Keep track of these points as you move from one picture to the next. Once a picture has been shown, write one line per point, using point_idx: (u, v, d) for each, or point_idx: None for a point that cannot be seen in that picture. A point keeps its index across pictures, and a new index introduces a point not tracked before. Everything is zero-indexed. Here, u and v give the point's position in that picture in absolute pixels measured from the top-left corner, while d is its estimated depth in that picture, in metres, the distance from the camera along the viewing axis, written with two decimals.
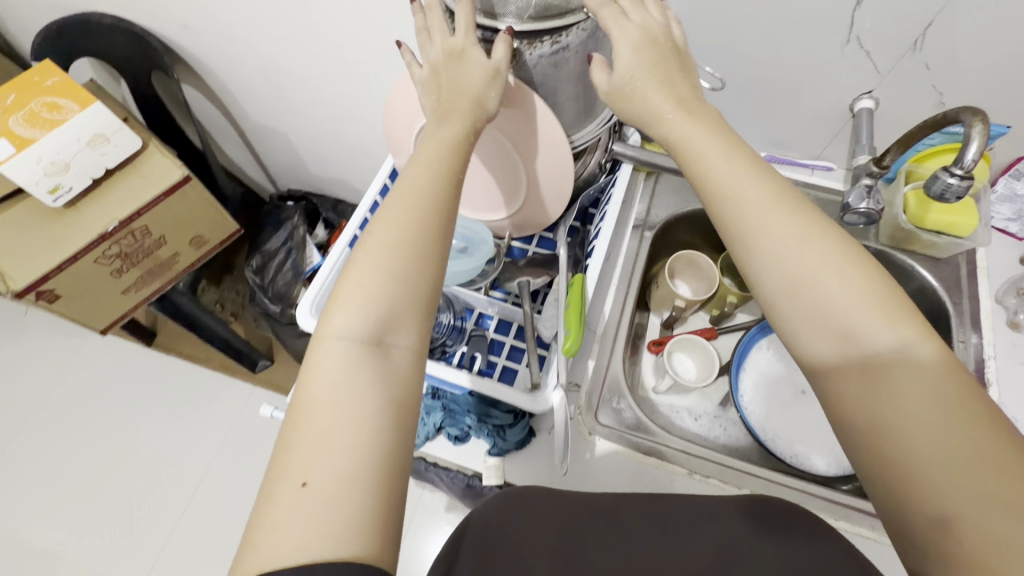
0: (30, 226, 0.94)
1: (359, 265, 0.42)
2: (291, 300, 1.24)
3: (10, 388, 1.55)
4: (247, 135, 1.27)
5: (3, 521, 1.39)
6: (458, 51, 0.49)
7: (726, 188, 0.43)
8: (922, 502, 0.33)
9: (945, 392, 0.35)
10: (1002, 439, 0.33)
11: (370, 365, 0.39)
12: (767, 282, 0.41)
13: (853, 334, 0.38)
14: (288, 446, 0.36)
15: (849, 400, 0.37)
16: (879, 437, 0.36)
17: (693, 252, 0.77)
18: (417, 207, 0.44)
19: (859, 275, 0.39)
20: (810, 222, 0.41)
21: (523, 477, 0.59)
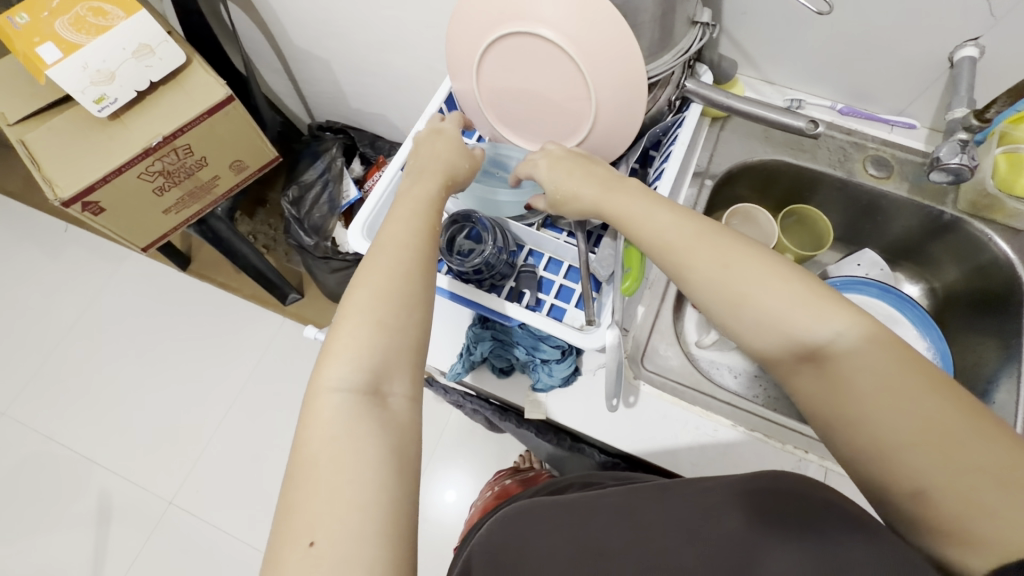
0: (75, 133, 0.94)
1: (343, 327, 0.47)
2: (327, 233, 1.24)
3: (54, 300, 1.61)
4: (289, 62, 1.24)
5: (46, 424, 1.47)
6: (438, 130, 0.63)
7: (656, 239, 0.46)
8: (900, 478, 0.36)
9: (895, 375, 0.37)
10: (949, 401, 0.36)
11: (365, 415, 0.44)
12: (713, 306, 0.44)
13: (800, 339, 0.40)
14: (296, 508, 0.40)
15: (814, 401, 0.40)
16: (852, 428, 0.38)
17: (754, 206, 0.73)
18: (402, 264, 0.49)
19: (790, 286, 0.41)
20: (734, 248, 0.44)
21: (566, 413, 0.60)
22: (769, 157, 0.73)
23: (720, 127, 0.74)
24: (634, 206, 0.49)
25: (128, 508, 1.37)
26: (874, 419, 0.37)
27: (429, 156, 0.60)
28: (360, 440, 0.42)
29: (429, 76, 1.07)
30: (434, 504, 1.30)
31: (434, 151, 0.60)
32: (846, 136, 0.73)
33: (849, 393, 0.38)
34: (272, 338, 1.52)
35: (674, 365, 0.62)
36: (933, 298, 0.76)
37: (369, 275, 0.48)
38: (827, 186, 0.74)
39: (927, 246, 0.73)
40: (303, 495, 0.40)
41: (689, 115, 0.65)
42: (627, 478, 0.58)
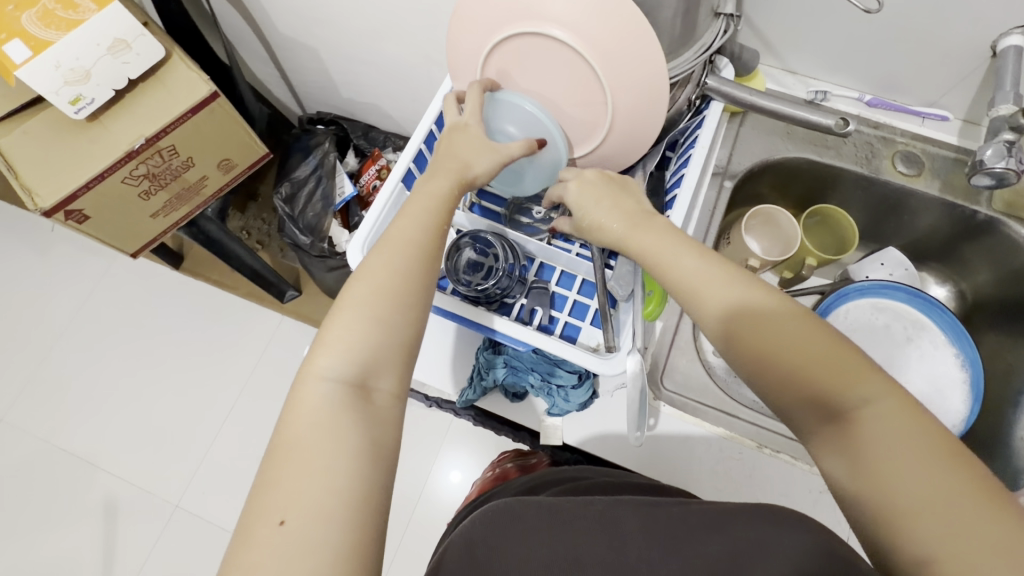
0: (53, 138, 0.89)
1: (344, 308, 0.44)
2: (323, 232, 1.19)
3: (45, 301, 1.57)
4: (275, 50, 1.17)
5: (45, 427, 1.44)
6: (462, 125, 0.54)
7: (678, 266, 0.45)
8: (907, 546, 0.32)
9: (917, 441, 0.34)
10: (978, 483, 0.32)
11: (351, 405, 0.41)
12: (732, 347, 0.42)
13: (824, 396, 0.38)
14: (269, 486, 0.37)
15: (829, 461, 0.37)
16: (864, 490, 0.34)
17: (774, 208, 0.69)
18: (403, 256, 0.46)
19: (818, 339, 0.39)
20: (761, 293, 0.42)
21: (584, 437, 0.57)
22: (793, 154, 0.69)
23: (738, 123, 0.70)
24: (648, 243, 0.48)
25: (133, 510, 1.35)
26: (890, 484, 0.33)
27: (457, 156, 0.52)
28: (344, 429, 0.39)
29: (425, 64, 1.01)
30: (442, 504, 1.28)
31: (456, 149, 0.52)
32: (873, 130, 0.69)
33: (867, 452, 0.35)
34: (272, 337, 1.49)
35: (692, 382, 0.59)
36: (961, 300, 0.72)
37: (366, 270, 0.45)
38: (850, 183, 0.70)
39: (958, 248, 0.70)
40: (282, 474, 0.37)
41: (710, 114, 0.60)
42: (616, 475, 0.54)
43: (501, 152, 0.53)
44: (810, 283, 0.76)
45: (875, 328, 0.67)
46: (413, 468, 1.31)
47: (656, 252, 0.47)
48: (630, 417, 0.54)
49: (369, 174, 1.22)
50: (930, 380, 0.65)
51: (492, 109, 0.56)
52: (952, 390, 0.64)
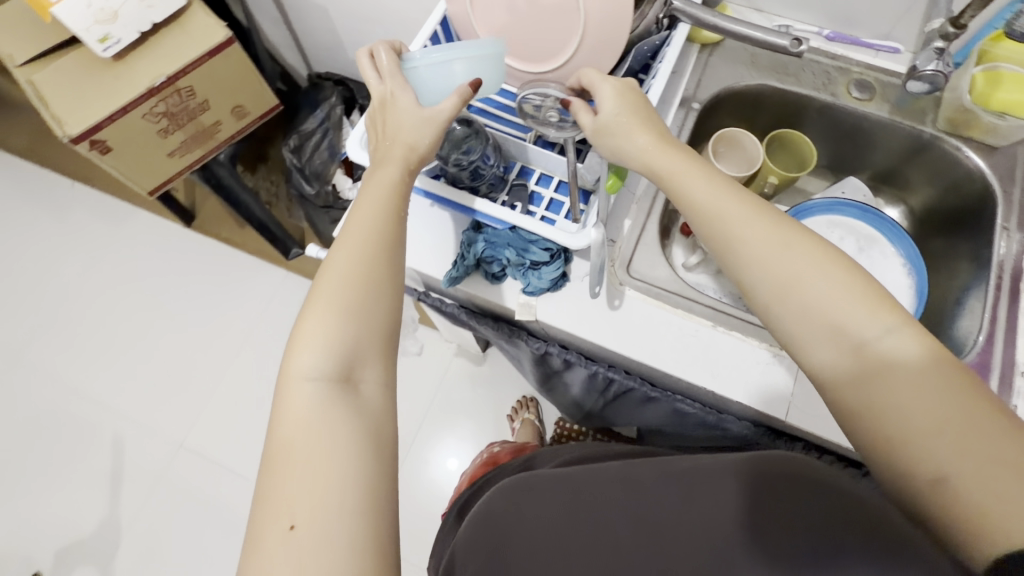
0: (79, 72, 0.97)
1: (313, 310, 0.50)
2: (327, 178, 1.24)
3: (63, 254, 1.64)
4: (287, 10, 1.25)
5: (60, 369, 1.51)
6: (388, 98, 0.58)
7: (709, 209, 0.50)
8: (923, 464, 0.38)
9: (930, 369, 0.40)
10: (989, 406, 0.37)
11: (336, 395, 0.47)
12: (760, 285, 0.47)
13: (845, 329, 0.43)
14: (267, 498, 0.43)
15: (845, 390, 0.43)
16: (877, 415, 0.41)
17: (739, 130, 0.75)
18: (367, 252, 0.52)
19: (840, 274, 0.45)
20: (790, 234, 0.47)
21: (554, 316, 0.63)
22: (756, 82, 0.74)
23: (708, 54, 0.75)
24: (677, 161, 0.53)
25: (141, 449, 1.42)
26: (902, 410, 0.39)
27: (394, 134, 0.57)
28: (335, 422, 0.46)
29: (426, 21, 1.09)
30: (438, 454, 1.35)
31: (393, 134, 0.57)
32: (831, 61, 0.75)
33: (886, 380, 0.41)
34: (277, 293, 1.56)
35: (658, 273, 0.65)
36: (913, 218, 0.78)
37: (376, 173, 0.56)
38: (808, 110, 0.76)
39: (906, 169, 0.76)
40: (279, 481, 0.43)
41: (677, 32, 0.66)
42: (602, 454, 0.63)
43: (437, 118, 0.57)
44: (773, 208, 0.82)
45: (830, 241, 0.73)
46: (409, 414, 1.38)
47: (676, 175, 0.52)
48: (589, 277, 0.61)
49: None
50: (881, 285, 0.71)
51: (422, 78, 0.60)
52: (899, 293, 0.70)
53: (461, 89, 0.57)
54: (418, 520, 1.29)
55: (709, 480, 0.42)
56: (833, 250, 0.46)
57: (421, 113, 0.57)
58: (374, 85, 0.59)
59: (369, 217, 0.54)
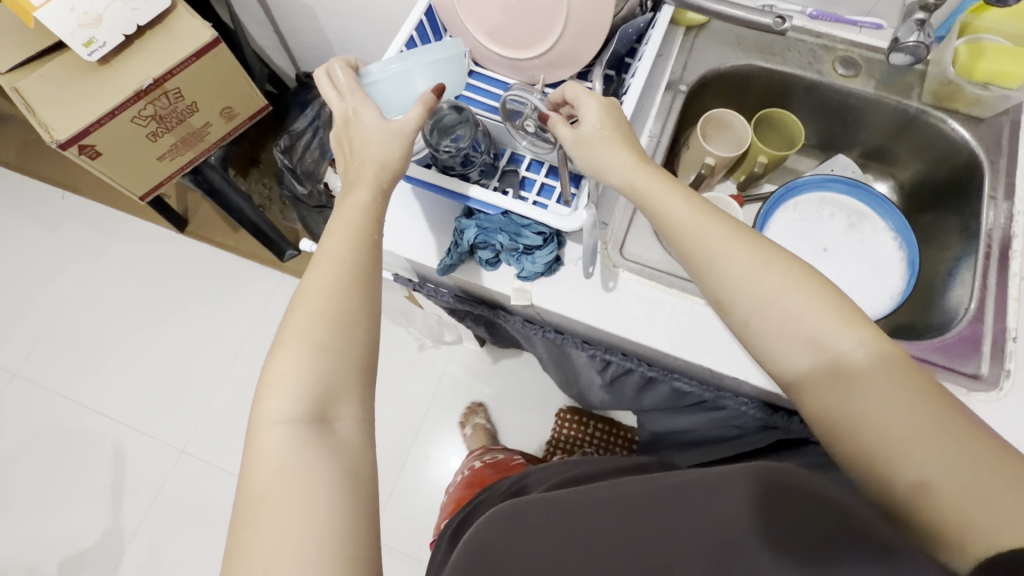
0: (66, 78, 0.97)
1: (286, 344, 0.51)
2: (319, 178, 1.25)
3: (57, 264, 1.64)
4: (273, 11, 1.25)
5: (58, 380, 1.51)
6: (351, 115, 0.59)
7: (691, 226, 0.52)
8: (904, 469, 0.40)
9: (902, 379, 0.43)
10: (953, 412, 0.41)
11: (309, 439, 0.48)
12: (740, 299, 0.49)
13: (821, 342, 0.46)
14: (243, 549, 0.43)
15: (824, 403, 0.45)
16: (855, 423, 0.43)
17: (727, 112, 0.75)
18: (337, 288, 0.53)
19: (815, 289, 0.48)
20: (767, 252, 0.50)
21: (550, 300, 0.63)
22: (743, 62, 0.75)
23: (694, 36, 0.76)
24: (654, 179, 0.55)
25: (142, 457, 1.41)
26: (879, 420, 0.42)
27: (363, 154, 0.57)
28: (309, 468, 0.46)
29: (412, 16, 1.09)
30: (441, 450, 1.35)
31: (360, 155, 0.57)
32: (816, 39, 0.75)
33: (864, 390, 0.43)
34: (273, 295, 1.55)
35: (653, 252, 0.65)
36: (902, 193, 0.79)
37: (360, 186, 0.57)
38: (794, 90, 0.76)
39: (893, 144, 0.77)
40: (252, 532, 0.44)
41: (662, 14, 0.66)
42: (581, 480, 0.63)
43: (406, 130, 0.58)
44: (762, 189, 0.82)
45: (821, 219, 0.74)
46: (409, 411, 1.38)
47: (655, 194, 0.54)
48: (582, 259, 0.62)
49: None
50: (872, 259, 0.71)
51: (385, 89, 0.61)
52: (890, 267, 0.71)
53: (425, 98, 0.58)
54: (423, 517, 1.29)
55: (709, 496, 0.39)
56: (807, 266, 0.49)
57: (388, 130, 0.57)
58: (334, 105, 0.59)
59: (332, 259, 0.54)
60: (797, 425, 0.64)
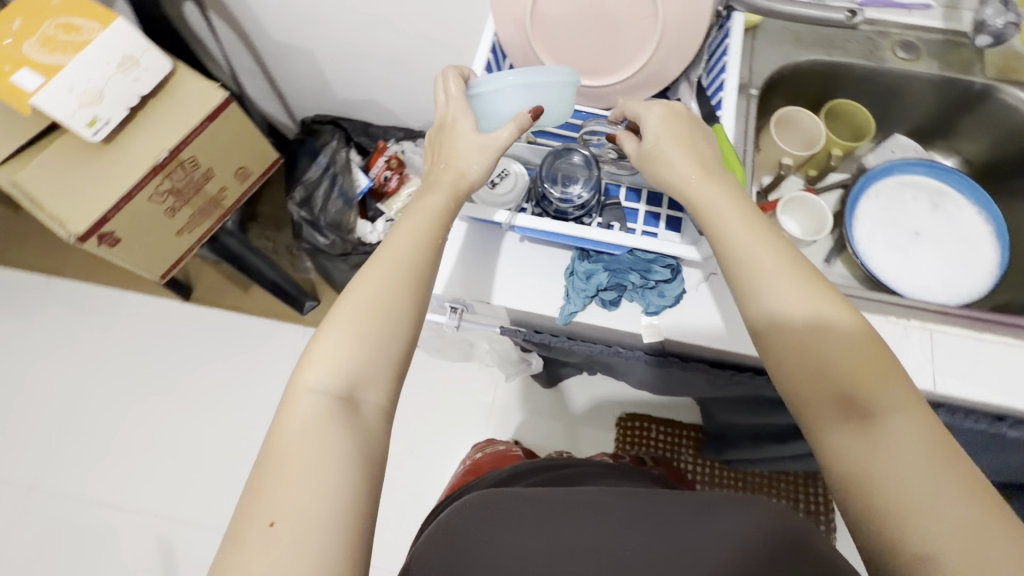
0: (69, 164, 0.87)
1: (336, 318, 0.47)
2: (348, 228, 1.19)
3: (52, 357, 1.50)
4: (267, 60, 1.18)
5: (77, 483, 1.38)
6: (448, 121, 0.57)
7: (739, 250, 0.47)
8: (915, 541, 0.36)
9: (934, 447, 0.38)
10: (985, 496, 0.36)
11: (339, 416, 0.43)
12: (774, 335, 0.45)
13: (855, 393, 0.41)
14: (256, 495, 0.40)
15: (846, 456, 0.40)
16: (875, 486, 0.38)
17: (796, 110, 0.75)
18: (393, 276, 0.48)
19: (861, 338, 0.43)
20: (815, 289, 0.45)
21: (681, 333, 0.60)
22: (805, 57, 0.74)
23: (751, 38, 0.75)
24: (720, 193, 0.50)
25: (189, 549, 1.31)
26: (903, 485, 0.37)
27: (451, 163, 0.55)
28: (332, 440, 0.42)
29: (424, 47, 1.04)
30: None
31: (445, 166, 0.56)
32: (869, 26, 0.75)
33: (891, 450, 0.38)
34: (298, 352, 1.46)
35: None
36: (969, 167, 0.81)
37: (435, 188, 0.54)
38: (853, 80, 0.77)
39: (954, 122, 0.78)
40: (266, 484, 0.40)
41: (735, 23, 0.63)
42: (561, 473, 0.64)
43: (491, 145, 0.55)
44: (830, 179, 0.82)
45: (903, 201, 0.74)
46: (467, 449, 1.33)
47: None
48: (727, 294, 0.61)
49: (379, 166, 1.20)
50: (963, 236, 0.73)
51: (490, 101, 0.58)
52: (981, 241, 0.72)
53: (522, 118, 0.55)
54: None
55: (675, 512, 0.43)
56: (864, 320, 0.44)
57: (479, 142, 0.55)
58: (441, 104, 0.58)
59: (393, 251, 0.50)
60: (944, 416, 0.60)
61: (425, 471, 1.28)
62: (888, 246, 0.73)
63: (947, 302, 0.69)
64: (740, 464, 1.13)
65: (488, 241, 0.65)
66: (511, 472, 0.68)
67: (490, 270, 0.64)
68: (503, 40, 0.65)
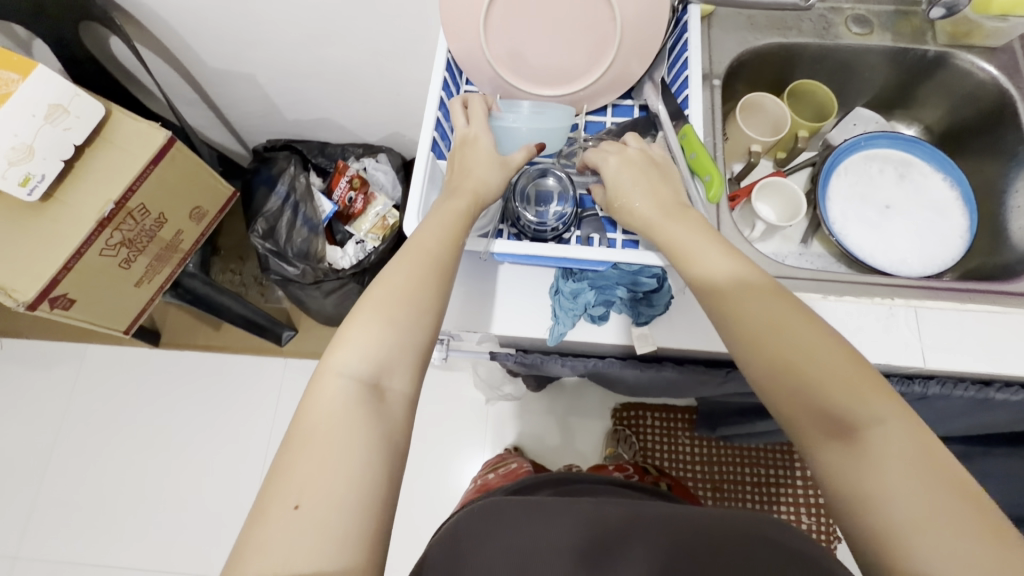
0: (8, 228, 0.81)
1: (363, 308, 0.45)
2: (316, 256, 1.14)
3: (19, 422, 1.41)
4: (208, 89, 1.13)
5: (65, 550, 1.31)
6: (471, 138, 0.57)
7: (708, 269, 0.47)
8: (913, 563, 0.34)
9: (924, 462, 0.36)
10: (980, 511, 0.35)
11: (367, 404, 0.41)
12: (750, 358, 0.43)
13: (838, 410, 0.39)
14: (277, 473, 0.38)
15: (836, 475, 0.38)
16: (868, 508, 0.36)
17: (759, 94, 0.74)
18: (419, 269, 0.47)
19: (838, 355, 0.41)
20: (786, 305, 0.44)
21: (673, 338, 0.60)
22: (764, 41, 0.74)
23: (707, 27, 0.74)
24: (693, 220, 0.49)
25: None
26: (897, 505, 0.35)
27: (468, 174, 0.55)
28: (358, 428, 0.40)
29: (373, 60, 1.00)
30: None
31: (465, 173, 0.55)
32: (821, 4, 0.75)
33: (879, 470, 0.37)
34: (281, 383, 1.41)
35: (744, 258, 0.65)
36: (930, 134, 0.82)
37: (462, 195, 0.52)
38: (811, 60, 0.77)
39: (912, 89, 0.79)
40: (291, 463, 0.38)
41: (693, 16, 0.61)
42: (565, 483, 0.63)
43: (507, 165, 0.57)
44: (800, 158, 0.82)
45: (871, 175, 0.75)
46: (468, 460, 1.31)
47: None
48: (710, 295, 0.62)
49: (341, 187, 1.15)
50: (933, 205, 0.73)
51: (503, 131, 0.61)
52: (952, 208, 0.73)
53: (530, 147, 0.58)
54: None
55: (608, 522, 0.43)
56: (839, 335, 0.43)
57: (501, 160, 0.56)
58: (461, 123, 0.58)
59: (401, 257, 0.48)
60: (935, 388, 0.62)
61: (428, 489, 1.25)
62: (865, 226, 0.73)
63: (924, 272, 0.70)
64: (737, 441, 1.14)
65: (468, 269, 0.62)
66: (514, 488, 0.65)
67: (478, 298, 0.61)
68: (458, 57, 0.63)
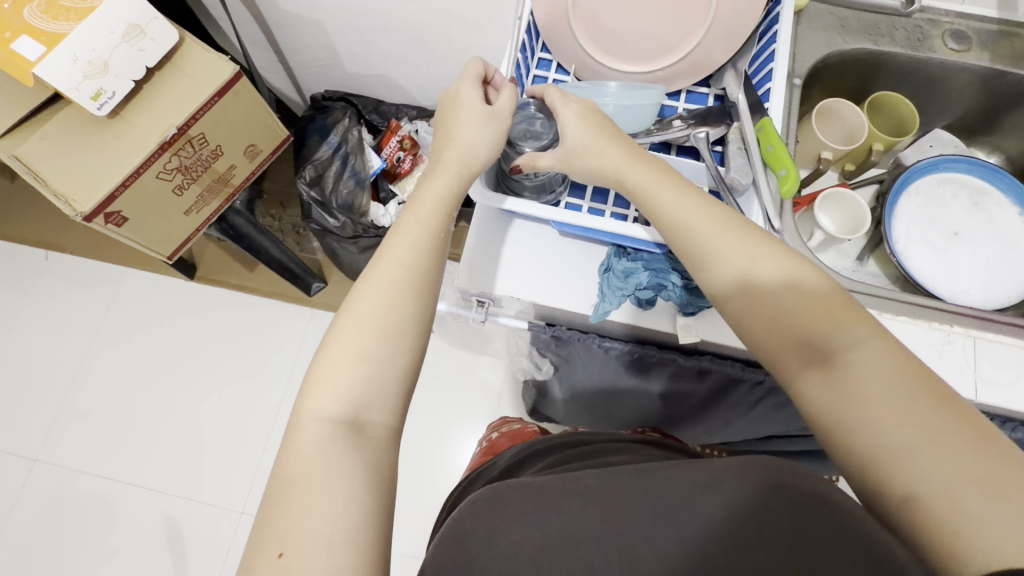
0: (74, 139, 0.83)
1: (331, 350, 0.45)
2: (359, 211, 1.15)
3: (56, 334, 1.47)
4: (276, 31, 1.14)
5: (84, 460, 1.36)
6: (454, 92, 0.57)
7: (686, 222, 0.48)
8: (892, 484, 0.37)
9: (900, 379, 0.39)
10: (953, 416, 0.37)
11: (346, 443, 0.42)
12: (734, 300, 0.47)
13: (815, 342, 0.43)
14: (263, 527, 0.38)
15: (819, 404, 0.42)
16: (849, 435, 0.40)
17: (836, 100, 0.72)
18: (394, 288, 0.47)
19: (810, 285, 0.45)
20: (759, 242, 0.47)
21: (716, 333, 0.59)
22: (853, 46, 0.71)
23: (795, 23, 0.71)
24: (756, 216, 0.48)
25: (197, 528, 1.29)
26: (880, 427, 0.38)
27: (444, 137, 0.56)
28: (339, 465, 0.41)
29: (442, 22, 0.99)
30: None
31: (468, 149, 0.54)
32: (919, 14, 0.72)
33: (859, 394, 0.40)
34: (305, 334, 1.44)
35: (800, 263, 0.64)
36: (1011, 167, 0.78)
37: None
38: (897, 72, 0.74)
39: (1001, 117, 0.75)
40: (278, 514, 0.38)
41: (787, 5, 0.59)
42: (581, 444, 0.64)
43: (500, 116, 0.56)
44: (867, 173, 0.79)
45: (943, 199, 0.72)
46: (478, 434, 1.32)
47: None
48: None
49: (391, 146, 1.17)
50: (1003, 238, 0.70)
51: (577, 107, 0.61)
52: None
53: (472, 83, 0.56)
54: None
55: (668, 497, 0.41)
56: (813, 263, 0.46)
57: (475, 129, 0.54)
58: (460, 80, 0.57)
59: (385, 280, 0.47)
60: None
61: (433, 458, 1.26)
62: (930, 251, 0.70)
63: (985, 306, 0.67)
64: None
65: (509, 232, 0.63)
66: (526, 452, 0.66)
67: (517, 270, 0.62)
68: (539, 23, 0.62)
